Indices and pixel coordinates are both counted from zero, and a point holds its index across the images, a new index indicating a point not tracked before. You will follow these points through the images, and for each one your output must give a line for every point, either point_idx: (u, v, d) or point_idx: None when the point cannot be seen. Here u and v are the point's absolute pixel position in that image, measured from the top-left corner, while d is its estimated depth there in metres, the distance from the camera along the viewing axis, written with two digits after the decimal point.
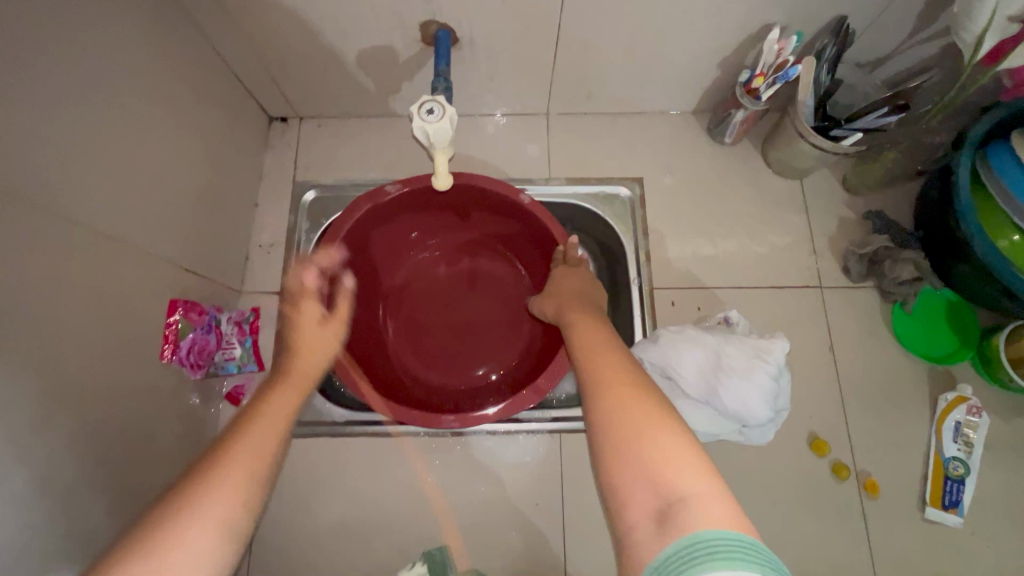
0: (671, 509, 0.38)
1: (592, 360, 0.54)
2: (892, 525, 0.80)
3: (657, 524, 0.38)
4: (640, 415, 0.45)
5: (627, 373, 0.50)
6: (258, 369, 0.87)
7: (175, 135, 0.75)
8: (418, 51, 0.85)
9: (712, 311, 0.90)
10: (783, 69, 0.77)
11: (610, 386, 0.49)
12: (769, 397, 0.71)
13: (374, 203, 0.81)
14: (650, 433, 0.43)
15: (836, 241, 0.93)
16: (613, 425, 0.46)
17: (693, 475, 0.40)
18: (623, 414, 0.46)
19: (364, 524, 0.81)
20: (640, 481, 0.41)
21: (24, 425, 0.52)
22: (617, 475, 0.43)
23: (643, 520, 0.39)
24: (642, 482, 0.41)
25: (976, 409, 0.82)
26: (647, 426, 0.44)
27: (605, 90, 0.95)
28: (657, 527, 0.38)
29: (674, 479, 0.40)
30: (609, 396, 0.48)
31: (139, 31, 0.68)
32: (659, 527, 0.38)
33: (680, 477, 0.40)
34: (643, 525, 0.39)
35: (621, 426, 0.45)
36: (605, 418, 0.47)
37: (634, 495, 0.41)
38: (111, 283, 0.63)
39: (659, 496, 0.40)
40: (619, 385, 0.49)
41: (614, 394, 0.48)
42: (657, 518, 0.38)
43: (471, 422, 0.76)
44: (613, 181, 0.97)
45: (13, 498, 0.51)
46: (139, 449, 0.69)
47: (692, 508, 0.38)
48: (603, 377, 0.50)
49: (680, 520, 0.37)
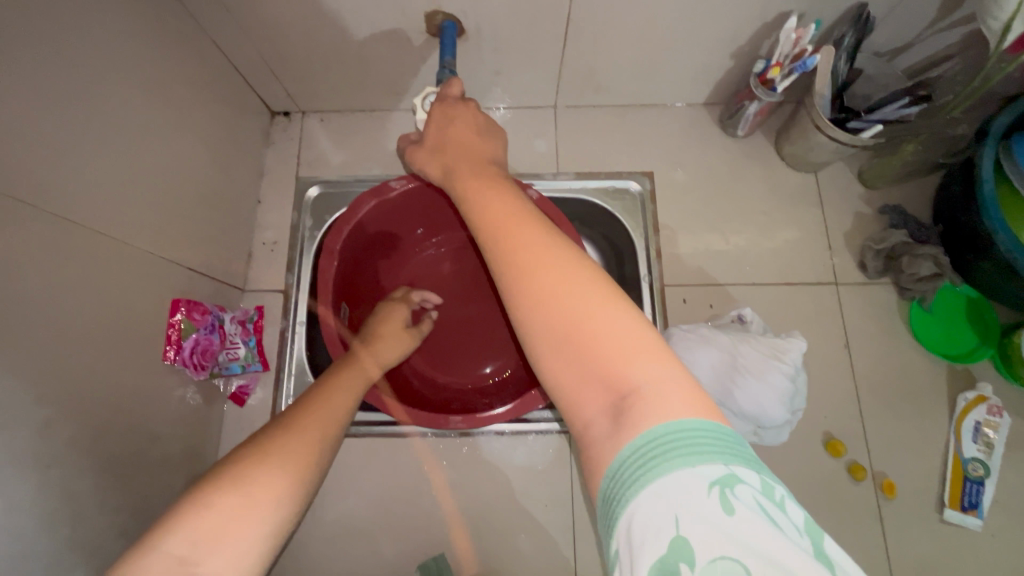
0: (623, 403, 0.35)
1: (507, 235, 0.46)
2: (910, 526, 0.78)
3: (613, 421, 0.35)
4: (590, 298, 0.39)
5: (547, 244, 0.44)
6: (263, 369, 0.86)
7: (175, 131, 0.73)
8: (423, 43, 0.83)
9: (724, 309, 0.88)
10: (800, 58, 0.74)
11: (538, 277, 0.41)
12: (784, 398, 0.69)
13: (379, 200, 0.80)
14: (583, 310, 0.39)
15: (852, 237, 0.91)
16: (542, 310, 0.40)
17: (647, 363, 0.36)
18: (570, 301, 0.40)
19: (371, 525, 0.80)
20: (590, 376, 0.37)
21: (24, 431, 0.50)
22: (565, 371, 0.39)
23: (598, 418, 0.36)
24: (594, 379, 0.37)
25: (997, 409, 0.80)
26: (585, 311, 0.39)
27: (614, 82, 0.92)
28: (612, 424, 0.34)
29: (628, 370, 0.36)
30: (535, 284, 0.41)
31: (136, 23, 0.66)
32: (614, 421, 0.35)
33: (636, 366, 0.36)
34: (598, 422, 0.36)
35: (568, 312, 0.39)
36: (537, 311, 0.40)
37: (587, 394, 0.37)
38: (111, 283, 0.62)
39: (613, 391, 0.36)
40: (547, 263, 0.42)
41: (553, 285, 0.40)
42: (612, 414, 0.35)
43: (479, 423, 0.75)
44: (622, 175, 0.95)
45: (15, 506, 0.50)
46: (142, 452, 0.68)
47: (647, 399, 0.34)
48: (530, 267, 0.42)
49: (634, 414, 0.34)
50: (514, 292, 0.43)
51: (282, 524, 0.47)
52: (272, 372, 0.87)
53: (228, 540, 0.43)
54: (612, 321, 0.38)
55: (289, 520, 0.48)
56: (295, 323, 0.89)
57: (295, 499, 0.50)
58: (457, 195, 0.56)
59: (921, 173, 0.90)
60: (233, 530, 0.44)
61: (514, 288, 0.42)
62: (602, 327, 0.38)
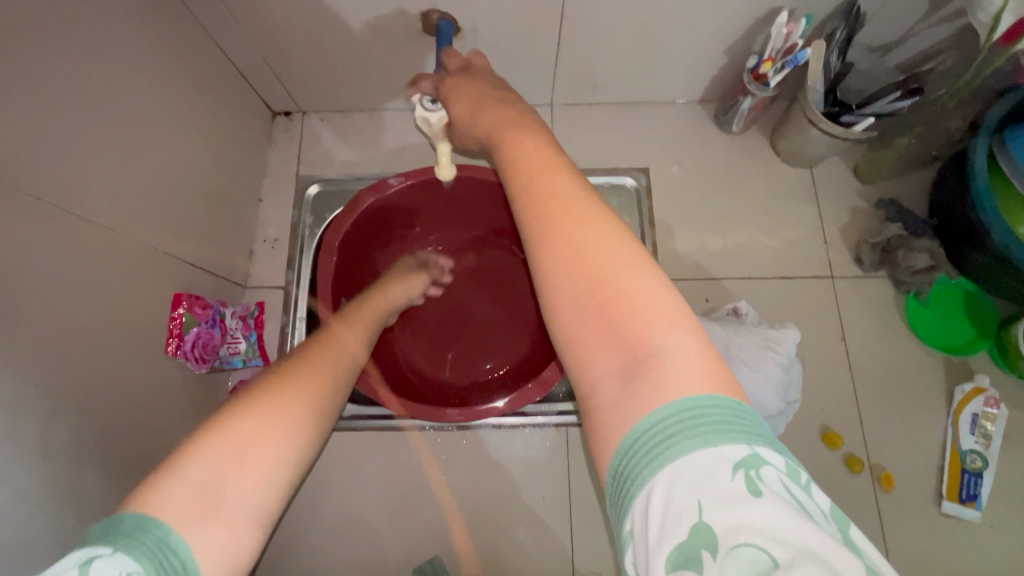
0: (639, 367, 0.33)
1: (529, 174, 0.42)
2: (908, 519, 0.78)
3: (624, 384, 0.33)
4: (608, 255, 0.37)
5: (576, 190, 0.40)
6: (264, 364, 0.88)
7: (178, 130, 0.75)
8: (420, 42, 0.84)
9: (720, 303, 0.88)
10: (792, 53, 0.76)
11: (564, 225, 0.38)
12: (779, 388, 0.70)
13: (378, 197, 0.81)
14: (610, 265, 0.36)
15: (848, 231, 0.91)
16: (565, 262, 0.37)
17: (666, 327, 0.34)
18: (586, 254, 0.37)
19: (370, 518, 0.81)
20: (603, 336, 0.35)
21: (29, 419, 0.52)
22: (578, 329, 0.36)
23: (607, 378, 0.34)
24: (607, 341, 0.35)
25: (994, 401, 0.80)
26: (610, 266, 0.36)
27: (610, 80, 0.94)
28: (622, 387, 0.33)
29: (648, 333, 0.34)
30: (562, 233, 0.38)
31: (140, 24, 0.67)
32: (625, 383, 0.33)
33: (654, 330, 0.34)
34: (607, 383, 0.34)
35: (586, 265, 0.37)
36: (559, 261, 0.38)
37: (597, 353, 0.35)
38: (115, 277, 0.63)
39: (627, 353, 0.34)
40: (571, 211, 0.39)
41: (571, 237, 0.38)
42: (623, 377, 0.33)
43: (476, 416, 0.76)
44: (618, 172, 0.96)
45: (19, 493, 0.51)
46: (145, 444, 0.69)
47: (666, 362, 0.32)
48: (554, 213, 0.39)
49: (649, 378, 0.32)
50: (537, 234, 0.40)
51: (298, 459, 0.46)
52: None
53: (249, 471, 0.42)
54: (638, 283, 0.35)
55: (305, 456, 0.47)
56: (295, 319, 0.90)
57: (311, 439, 0.49)
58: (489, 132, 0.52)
59: (916, 167, 0.91)
60: (251, 458, 0.42)
61: (536, 234, 0.40)
62: (626, 287, 0.35)
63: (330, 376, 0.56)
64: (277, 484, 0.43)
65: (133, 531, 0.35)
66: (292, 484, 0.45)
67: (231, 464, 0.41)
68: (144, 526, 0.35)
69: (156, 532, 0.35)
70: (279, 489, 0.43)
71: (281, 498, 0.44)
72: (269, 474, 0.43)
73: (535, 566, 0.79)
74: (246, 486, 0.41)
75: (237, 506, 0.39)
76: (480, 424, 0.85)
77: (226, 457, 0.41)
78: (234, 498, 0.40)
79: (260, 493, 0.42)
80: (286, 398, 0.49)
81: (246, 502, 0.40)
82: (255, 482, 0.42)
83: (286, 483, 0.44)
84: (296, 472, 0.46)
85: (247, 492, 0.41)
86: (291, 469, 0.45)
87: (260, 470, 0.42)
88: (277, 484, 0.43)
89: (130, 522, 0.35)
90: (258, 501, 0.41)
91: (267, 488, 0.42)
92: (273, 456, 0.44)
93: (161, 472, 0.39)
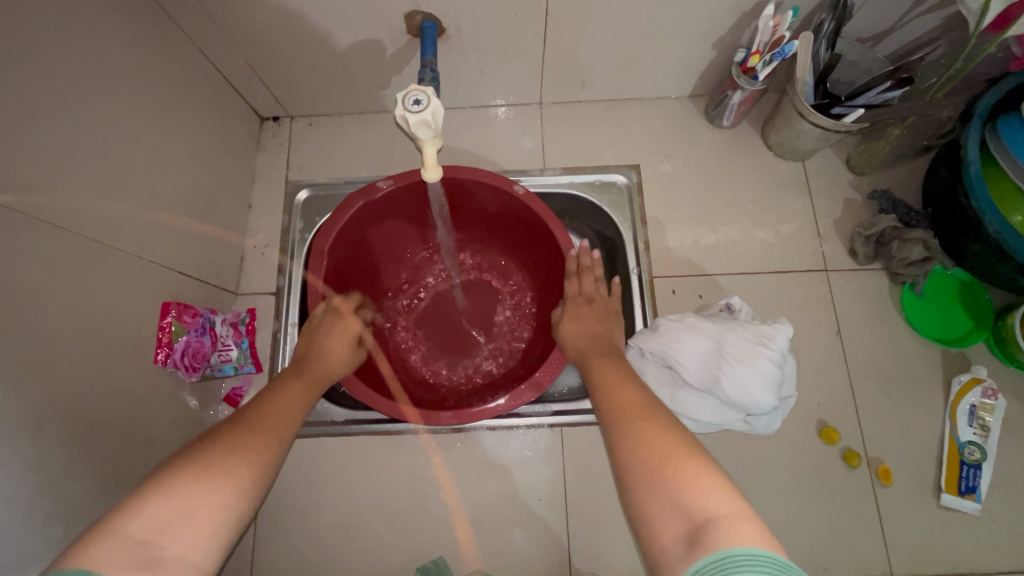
0: (700, 531, 0.38)
1: (614, 408, 0.53)
2: (908, 513, 0.77)
3: (688, 546, 0.38)
4: (669, 442, 0.46)
5: (649, 404, 0.52)
6: (256, 370, 0.87)
7: (164, 138, 0.74)
8: (405, 44, 0.83)
9: (714, 299, 0.87)
10: (779, 46, 0.74)
11: (637, 421, 0.50)
12: (772, 384, 0.68)
13: (368, 200, 0.80)
14: (668, 449, 0.45)
15: (841, 223, 0.91)
16: (633, 446, 0.47)
17: (719, 496, 0.40)
18: (649, 442, 0.46)
19: (367, 524, 0.81)
20: (666, 505, 0.41)
21: (16, 432, 0.51)
22: (645, 499, 0.43)
23: (673, 544, 0.39)
24: (668, 509, 0.41)
25: (992, 391, 0.80)
26: (670, 451, 0.45)
27: (598, 77, 0.93)
28: (686, 549, 0.38)
29: (701, 501, 0.40)
30: (637, 421, 0.50)
31: (121, 33, 0.67)
32: (689, 548, 0.38)
33: (703, 497, 0.40)
34: (674, 547, 0.39)
35: (650, 450, 0.46)
36: (631, 443, 0.47)
37: (661, 522, 0.41)
38: (101, 288, 0.63)
39: (688, 519, 0.40)
40: (649, 417, 0.50)
41: (638, 427, 0.49)
42: (687, 540, 0.38)
43: (470, 418, 0.75)
44: (609, 169, 0.95)
45: (5, 508, 0.50)
46: (137, 455, 0.69)
47: (723, 527, 0.38)
48: (628, 411, 0.51)
49: (709, 540, 0.37)
50: (616, 435, 0.50)
51: (245, 510, 0.43)
52: (265, 374, 0.88)
53: (192, 524, 0.39)
54: (692, 463, 0.43)
55: (253, 505, 0.45)
56: (287, 324, 0.89)
57: (260, 488, 0.46)
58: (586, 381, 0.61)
59: (909, 158, 0.89)
60: (194, 509, 0.40)
61: (612, 419, 0.52)
62: (682, 467, 0.43)
63: (287, 425, 0.54)
64: (221, 538, 0.41)
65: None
66: (238, 535, 0.43)
67: (173, 518, 0.39)
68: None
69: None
70: (223, 543, 0.41)
71: (224, 550, 0.41)
72: (213, 527, 0.40)
73: (532, 569, 0.79)
74: (188, 539, 0.39)
75: (177, 563, 0.37)
76: (474, 426, 0.84)
77: (169, 512, 0.39)
78: (174, 554, 0.38)
79: (204, 550, 0.39)
80: (237, 449, 0.46)
81: (186, 558, 0.38)
82: (200, 536, 0.39)
83: (232, 534, 0.42)
84: (240, 525, 0.43)
85: (190, 551, 0.38)
86: (237, 521, 0.42)
87: (204, 522, 0.40)
88: (221, 539, 0.41)
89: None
90: (199, 556, 0.39)
91: (210, 541, 0.40)
92: (216, 508, 0.41)
93: (105, 523, 0.37)
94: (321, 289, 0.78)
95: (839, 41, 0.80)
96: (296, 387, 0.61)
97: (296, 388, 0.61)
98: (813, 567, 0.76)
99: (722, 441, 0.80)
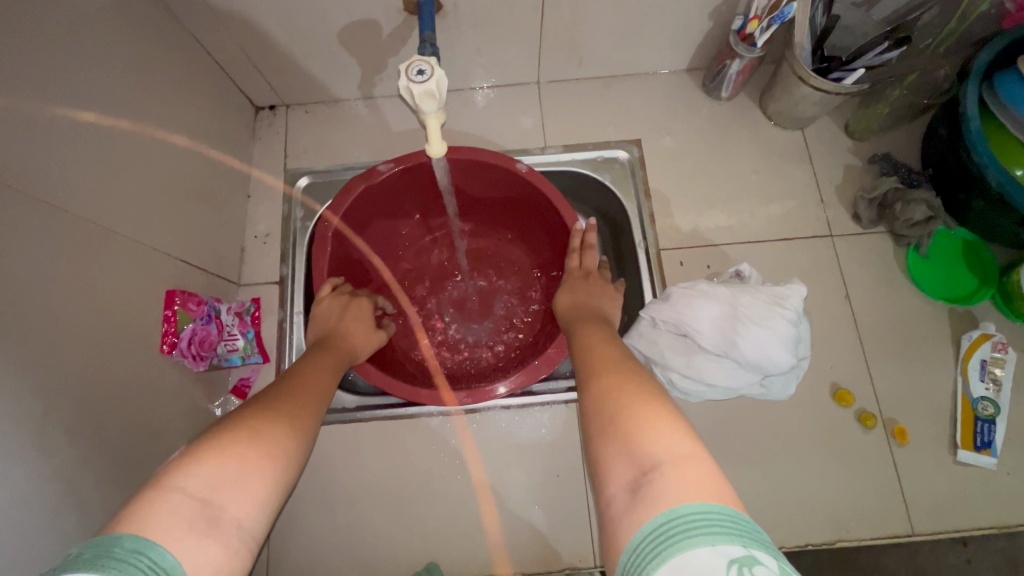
0: (645, 478, 0.39)
1: (590, 369, 0.54)
2: (925, 471, 0.78)
3: (632, 494, 0.39)
4: (632, 396, 0.47)
5: (624, 359, 0.54)
6: (263, 360, 0.86)
7: (160, 124, 0.73)
8: (401, 24, 0.82)
9: (722, 268, 0.87)
10: (777, 10, 0.74)
11: (604, 376, 0.52)
12: (789, 343, 0.69)
13: (369, 184, 0.78)
14: (629, 402, 0.46)
15: (843, 189, 0.91)
16: (601, 398, 0.49)
17: (672, 440, 0.41)
18: (617, 397, 0.47)
19: (385, 511, 0.80)
20: (619, 452, 0.43)
21: (22, 420, 0.50)
22: (603, 448, 0.44)
23: (620, 492, 0.40)
24: (622, 456, 0.42)
25: (1001, 345, 0.80)
26: (629, 402, 0.46)
27: (596, 53, 0.93)
28: (631, 497, 0.39)
29: (652, 447, 0.41)
30: (605, 375, 0.52)
31: (112, 17, 0.65)
32: (633, 495, 0.39)
33: (657, 442, 0.41)
34: (621, 495, 0.40)
35: (617, 403, 0.47)
36: (598, 397, 0.49)
37: (614, 470, 0.42)
38: (104, 275, 0.61)
39: (637, 466, 0.40)
40: (620, 374, 0.51)
41: (608, 384, 0.50)
42: (632, 488, 0.39)
43: (484, 397, 0.74)
44: (610, 145, 0.95)
45: (18, 496, 0.49)
46: (146, 446, 0.67)
47: (668, 472, 0.38)
48: (607, 367, 0.53)
49: (653, 486, 0.38)
50: (591, 395, 0.51)
51: (288, 478, 0.45)
52: (272, 364, 0.86)
53: (246, 486, 0.41)
54: (650, 412, 0.44)
55: (294, 474, 0.46)
56: (293, 313, 0.88)
57: (297, 459, 0.47)
58: (573, 347, 0.62)
59: (907, 121, 0.91)
60: (248, 471, 0.41)
61: (586, 375, 0.54)
62: (642, 416, 0.44)
63: (310, 404, 0.54)
64: (269, 504, 0.42)
65: (125, 555, 0.32)
66: (281, 503, 0.44)
67: (230, 478, 0.40)
68: (138, 549, 0.33)
69: (153, 556, 0.33)
70: (270, 509, 0.42)
71: (271, 518, 0.43)
72: (265, 492, 0.42)
73: (553, 548, 0.78)
74: (242, 501, 0.40)
75: (233, 525, 0.39)
76: (487, 406, 0.83)
77: (227, 472, 0.40)
78: (231, 515, 0.39)
79: (256, 514, 0.41)
80: (277, 420, 0.48)
81: (240, 520, 0.39)
82: (252, 500, 0.41)
83: (276, 501, 0.43)
84: (283, 493, 0.44)
85: (243, 513, 0.40)
86: (281, 488, 0.44)
87: (258, 486, 0.41)
88: (269, 505, 0.42)
89: (123, 545, 0.33)
90: (251, 520, 0.40)
91: (261, 507, 0.41)
92: (266, 474, 0.43)
93: (152, 485, 0.38)
94: (327, 276, 0.78)
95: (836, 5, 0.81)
96: (316, 365, 0.62)
97: (316, 365, 0.62)
98: (834, 529, 0.76)
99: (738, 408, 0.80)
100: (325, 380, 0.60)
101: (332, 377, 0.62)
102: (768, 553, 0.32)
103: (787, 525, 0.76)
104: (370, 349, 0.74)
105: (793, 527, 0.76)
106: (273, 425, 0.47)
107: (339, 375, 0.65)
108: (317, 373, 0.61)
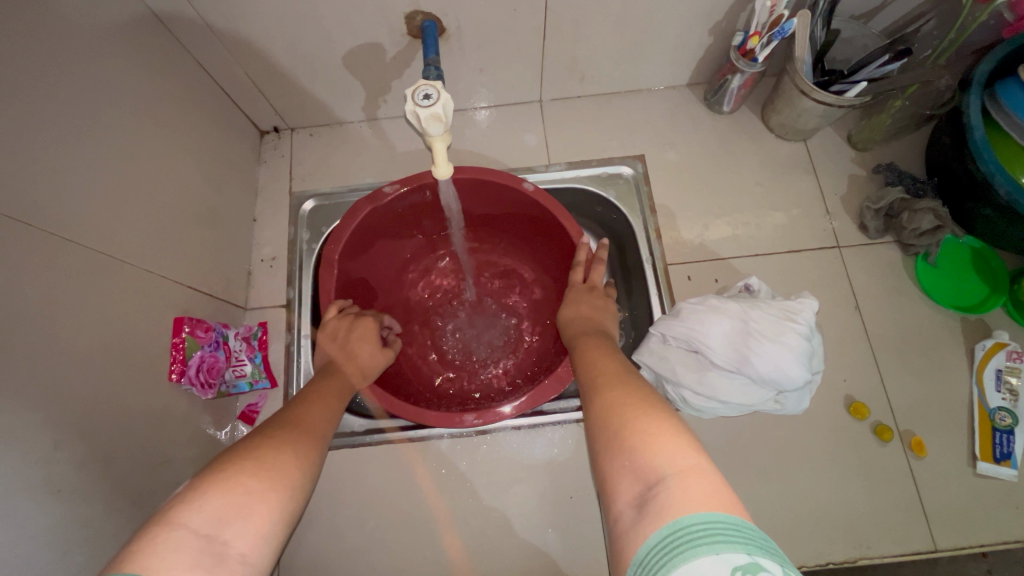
0: (651, 492, 0.38)
1: (592, 387, 0.53)
2: (944, 483, 0.76)
3: (639, 509, 0.38)
4: (634, 410, 0.46)
5: (626, 374, 0.53)
6: (271, 385, 0.86)
7: (167, 153, 0.74)
8: (405, 47, 0.83)
9: (731, 282, 0.87)
10: (777, 26, 0.75)
11: (608, 392, 0.50)
12: (802, 356, 0.68)
13: (375, 206, 0.78)
14: (632, 417, 0.45)
15: (849, 200, 0.91)
16: (604, 415, 0.48)
17: (675, 453, 0.40)
18: (619, 412, 0.46)
19: (396, 536, 0.78)
20: (624, 468, 0.42)
21: (30, 454, 0.49)
22: (608, 466, 0.43)
23: (627, 508, 0.39)
24: (626, 473, 0.41)
25: (1017, 355, 0.77)
26: (632, 417, 0.45)
27: (596, 71, 0.94)
28: (637, 512, 0.38)
29: (658, 462, 0.40)
30: (608, 391, 0.51)
31: (118, 50, 0.66)
32: (640, 510, 0.38)
33: (660, 456, 0.40)
34: (627, 512, 0.39)
35: (620, 418, 0.46)
36: (602, 414, 0.48)
37: (619, 486, 0.41)
38: (113, 306, 0.61)
39: (641, 481, 0.40)
40: (623, 389, 0.50)
41: (611, 399, 0.49)
42: (638, 503, 0.38)
43: (494, 418, 0.73)
44: (614, 161, 0.95)
45: (30, 534, 0.48)
46: (155, 475, 0.66)
47: (673, 485, 0.37)
48: (609, 383, 0.52)
49: (659, 502, 0.37)
50: (595, 414, 0.49)
51: (294, 506, 0.44)
52: (281, 388, 0.86)
53: (251, 519, 0.40)
54: (653, 424, 0.43)
55: (300, 502, 0.45)
56: (300, 336, 0.88)
57: (303, 486, 0.46)
58: (576, 364, 0.61)
59: (910, 130, 0.91)
60: (253, 503, 0.41)
61: (589, 392, 0.53)
62: (644, 429, 0.43)
63: (312, 429, 0.53)
64: (275, 536, 0.41)
65: None
66: (287, 533, 0.43)
67: (234, 511, 0.39)
68: None
69: None
70: (276, 541, 0.41)
71: (276, 551, 0.42)
72: (270, 523, 0.41)
73: (568, 571, 0.76)
74: (248, 536, 0.39)
75: (238, 560, 0.38)
76: (498, 426, 0.83)
77: (230, 504, 0.39)
78: (235, 551, 0.38)
79: (261, 548, 0.40)
80: (279, 446, 0.47)
81: (245, 555, 0.38)
82: (257, 535, 0.40)
83: (283, 532, 0.42)
84: (289, 523, 0.43)
85: (249, 548, 0.39)
86: (288, 519, 0.43)
87: (263, 518, 0.41)
88: (276, 535, 0.41)
89: None
90: (256, 555, 0.39)
91: (268, 540, 0.40)
92: (271, 505, 0.42)
93: (156, 520, 0.37)
94: (334, 297, 0.77)
95: (835, 19, 0.82)
96: (316, 390, 0.61)
97: (316, 390, 0.61)
98: (855, 546, 0.74)
99: (751, 424, 0.80)
100: (325, 403, 0.59)
101: (332, 399, 0.61)
102: (774, 560, 0.32)
103: (807, 541, 0.74)
104: (376, 368, 0.73)
105: (812, 544, 0.74)
106: (275, 453, 0.46)
107: (346, 398, 0.64)
108: (317, 397, 0.59)
